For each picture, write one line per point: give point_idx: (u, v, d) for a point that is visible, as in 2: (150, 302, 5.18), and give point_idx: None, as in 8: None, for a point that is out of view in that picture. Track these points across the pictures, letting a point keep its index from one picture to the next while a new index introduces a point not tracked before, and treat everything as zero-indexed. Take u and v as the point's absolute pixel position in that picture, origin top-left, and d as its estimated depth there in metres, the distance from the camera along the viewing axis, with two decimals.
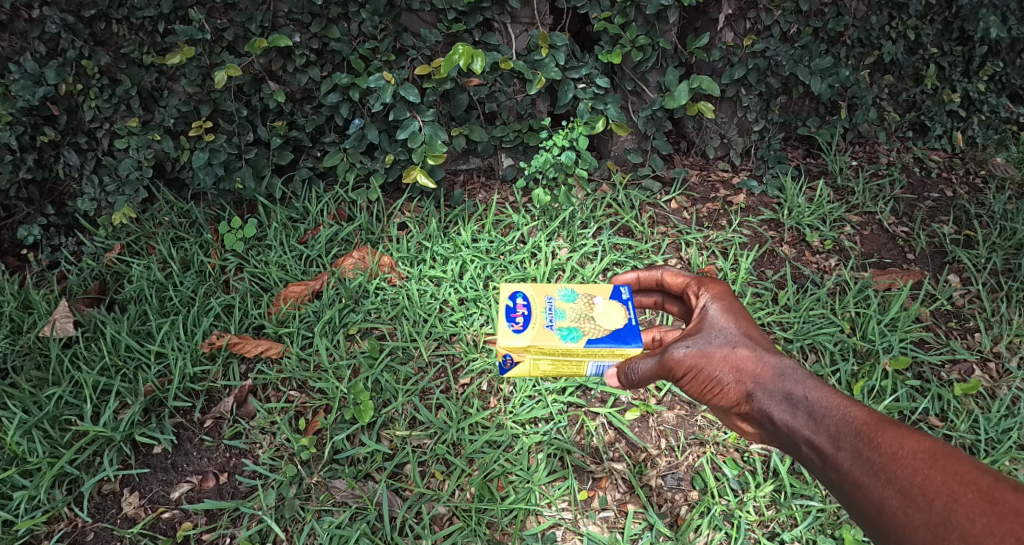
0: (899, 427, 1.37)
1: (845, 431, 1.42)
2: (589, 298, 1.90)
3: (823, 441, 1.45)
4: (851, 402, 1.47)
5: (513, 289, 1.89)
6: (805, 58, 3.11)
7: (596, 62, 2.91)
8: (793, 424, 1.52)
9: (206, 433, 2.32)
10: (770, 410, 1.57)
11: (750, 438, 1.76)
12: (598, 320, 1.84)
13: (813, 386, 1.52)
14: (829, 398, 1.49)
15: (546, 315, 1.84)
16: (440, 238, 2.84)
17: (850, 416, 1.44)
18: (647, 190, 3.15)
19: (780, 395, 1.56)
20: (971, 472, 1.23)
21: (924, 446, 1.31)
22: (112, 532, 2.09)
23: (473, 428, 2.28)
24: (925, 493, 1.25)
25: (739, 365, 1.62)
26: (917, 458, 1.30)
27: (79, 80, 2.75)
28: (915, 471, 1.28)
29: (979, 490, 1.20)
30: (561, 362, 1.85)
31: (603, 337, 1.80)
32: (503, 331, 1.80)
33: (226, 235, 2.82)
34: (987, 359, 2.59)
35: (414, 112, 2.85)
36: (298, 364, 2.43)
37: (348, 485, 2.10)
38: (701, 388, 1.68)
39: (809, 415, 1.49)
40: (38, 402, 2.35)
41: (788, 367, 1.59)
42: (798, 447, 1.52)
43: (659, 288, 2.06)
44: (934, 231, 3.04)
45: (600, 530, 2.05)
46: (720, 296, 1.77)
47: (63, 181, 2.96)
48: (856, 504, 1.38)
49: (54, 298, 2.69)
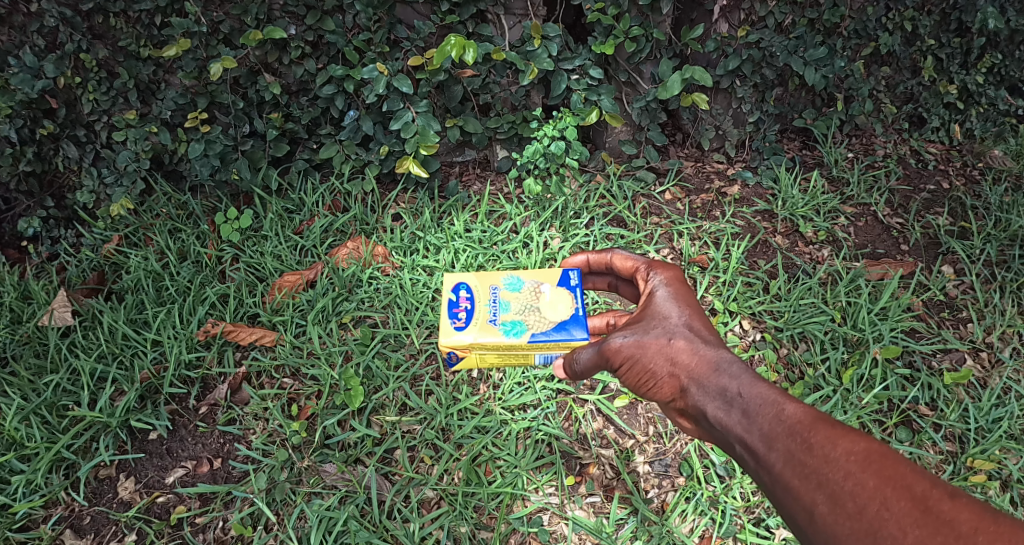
0: (833, 425, 1.33)
1: (777, 430, 1.38)
2: (535, 288, 1.93)
3: (755, 441, 1.41)
4: (785, 398, 1.43)
5: (457, 282, 1.94)
6: (800, 48, 3.12)
7: (590, 53, 2.91)
8: (724, 421, 1.48)
9: (201, 419, 2.35)
10: (703, 406, 1.54)
11: (691, 433, 1.72)
12: (543, 311, 1.87)
13: (747, 382, 1.48)
14: (762, 393, 1.45)
15: (489, 309, 1.88)
16: (434, 229, 2.86)
17: (784, 414, 1.39)
18: (642, 180, 3.16)
19: (713, 390, 1.53)
20: (906, 478, 1.20)
21: (858, 447, 1.27)
22: (108, 516, 2.13)
23: (462, 414, 2.30)
24: (856, 500, 1.22)
25: (674, 357, 1.61)
26: (851, 461, 1.26)
27: (78, 73, 2.77)
28: (848, 476, 1.24)
29: (913, 498, 1.17)
30: (507, 356, 1.88)
31: (547, 331, 1.83)
32: (445, 329, 1.84)
33: (222, 225, 2.86)
34: (979, 349, 2.60)
35: (408, 102, 2.87)
36: (292, 351, 2.46)
37: (338, 468, 2.13)
38: (637, 379, 1.68)
39: (741, 412, 1.45)
40: (37, 389, 2.39)
41: (724, 360, 1.56)
42: (729, 445, 1.49)
43: (608, 270, 2.08)
44: (928, 222, 3.05)
45: (587, 515, 2.08)
46: (667, 283, 1.78)
47: (63, 173, 2.97)
48: (785, 507, 1.34)
49: (53, 288, 2.72)
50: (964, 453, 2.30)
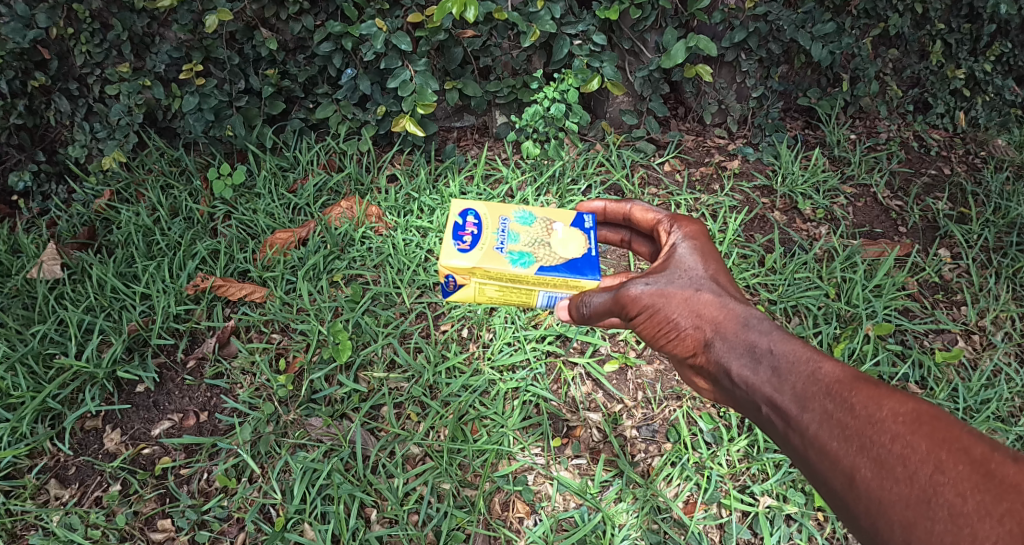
0: (875, 386, 1.30)
1: (813, 390, 1.36)
2: (547, 225, 1.92)
3: (787, 401, 1.39)
4: (821, 357, 1.41)
5: (466, 207, 1.92)
6: (807, 23, 3.05)
7: (594, 19, 2.85)
8: (752, 379, 1.47)
9: (188, 373, 2.33)
10: (730, 363, 1.52)
11: (708, 397, 1.72)
12: (554, 248, 1.85)
13: (777, 338, 1.47)
14: (795, 352, 1.44)
15: (496, 237, 1.86)
16: (429, 190, 2.84)
17: (821, 373, 1.38)
18: (641, 151, 3.13)
19: (742, 347, 1.52)
20: (962, 440, 1.15)
21: (906, 409, 1.23)
22: (94, 466, 2.12)
23: (450, 372, 2.30)
24: (906, 464, 1.17)
25: (699, 310, 1.61)
26: (898, 422, 1.22)
27: (71, 24, 2.70)
28: (896, 438, 1.20)
29: (973, 462, 1.11)
30: (510, 291, 1.85)
31: (556, 265, 1.80)
32: (448, 250, 1.82)
33: (215, 181, 2.82)
34: (972, 331, 2.60)
35: (406, 60, 2.80)
36: (281, 307, 2.44)
37: (323, 423, 2.14)
38: (656, 330, 1.67)
39: (771, 369, 1.44)
40: (24, 340, 2.37)
41: (752, 316, 1.56)
42: (756, 407, 1.47)
43: (625, 222, 2.07)
44: (927, 205, 3.03)
45: (572, 476, 2.09)
46: (689, 237, 1.78)
47: (54, 128, 2.92)
48: (819, 472, 1.31)
49: (43, 242, 2.69)
50: None
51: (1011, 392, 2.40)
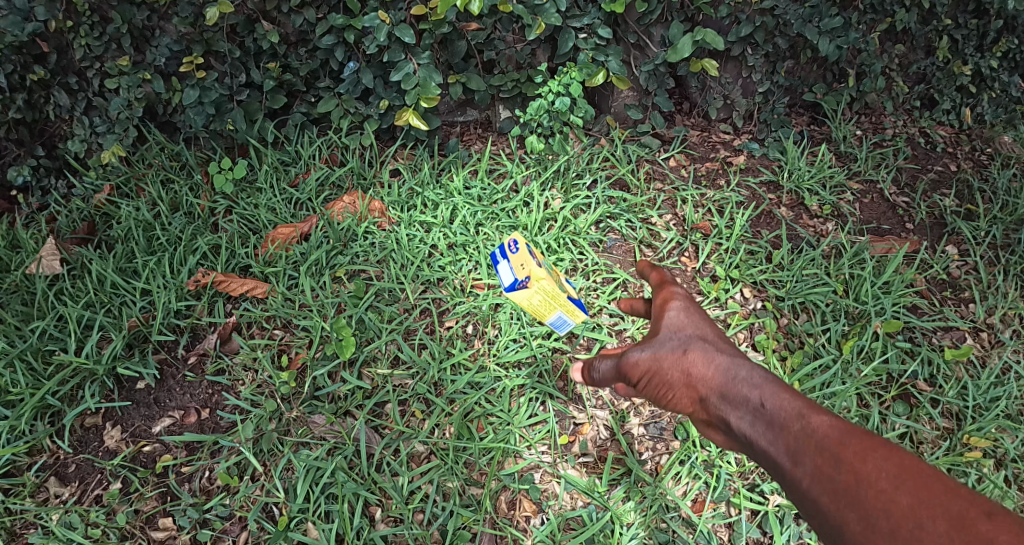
0: (863, 441, 1.25)
1: (804, 450, 1.30)
2: (560, 283, 2.32)
3: (780, 458, 1.34)
4: (811, 410, 1.35)
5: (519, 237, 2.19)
6: (815, 17, 3.00)
7: (599, 12, 2.80)
8: (749, 437, 1.40)
9: (189, 369, 2.30)
10: (726, 419, 1.45)
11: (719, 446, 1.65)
12: (570, 292, 2.31)
13: (768, 393, 1.39)
14: (787, 407, 1.37)
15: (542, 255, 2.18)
16: (433, 184, 2.81)
17: (811, 428, 1.31)
18: (646, 146, 3.10)
19: (735, 403, 1.44)
20: (944, 498, 1.12)
21: (890, 463, 1.20)
22: (94, 464, 2.10)
23: (455, 368, 2.28)
24: (891, 521, 1.14)
25: (690, 370, 1.54)
26: (882, 481, 1.18)
27: (70, 17, 2.67)
28: (882, 498, 1.16)
29: (952, 519, 1.09)
30: (550, 307, 2.18)
31: (576, 298, 2.30)
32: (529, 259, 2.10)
33: (215, 175, 2.78)
34: (980, 329, 2.57)
35: (409, 53, 2.76)
36: (284, 303, 2.41)
37: (326, 420, 2.11)
38: (657, 395, 1.61)
39: (764, 425, 1.37)
40: (23, 335, 2.34)
41: (742, 368, 1.48)
42: (754, 459, 1.41)
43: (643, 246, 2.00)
44: (934, 202, 3.00)
45: (579, 474, 2.06)
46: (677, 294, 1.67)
47: (54, 122, 2.88)
48: (818, 527, 1.27)
49: (42, 238, 2.66)
50: (959, 430, 2.25)
51: (1021, 391, 2.36)
